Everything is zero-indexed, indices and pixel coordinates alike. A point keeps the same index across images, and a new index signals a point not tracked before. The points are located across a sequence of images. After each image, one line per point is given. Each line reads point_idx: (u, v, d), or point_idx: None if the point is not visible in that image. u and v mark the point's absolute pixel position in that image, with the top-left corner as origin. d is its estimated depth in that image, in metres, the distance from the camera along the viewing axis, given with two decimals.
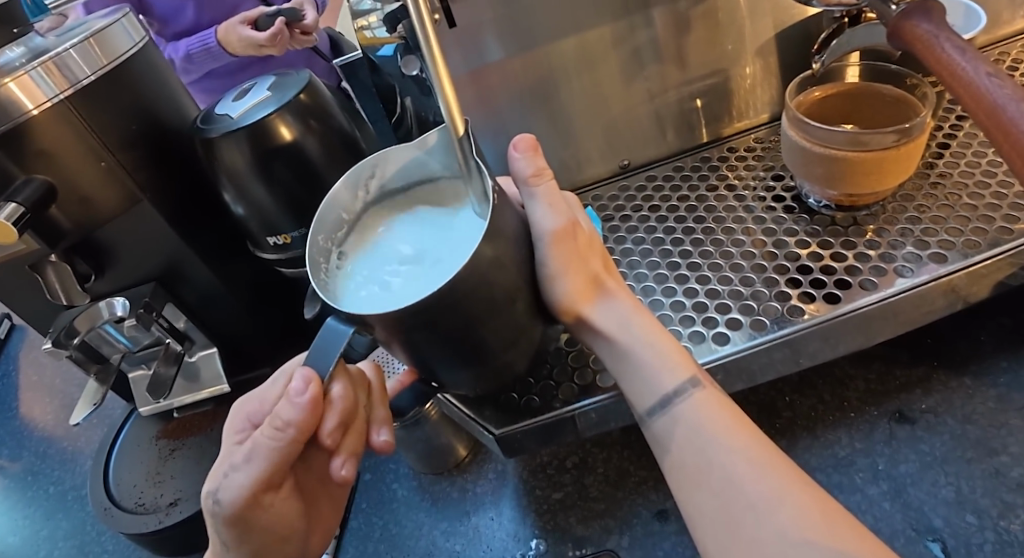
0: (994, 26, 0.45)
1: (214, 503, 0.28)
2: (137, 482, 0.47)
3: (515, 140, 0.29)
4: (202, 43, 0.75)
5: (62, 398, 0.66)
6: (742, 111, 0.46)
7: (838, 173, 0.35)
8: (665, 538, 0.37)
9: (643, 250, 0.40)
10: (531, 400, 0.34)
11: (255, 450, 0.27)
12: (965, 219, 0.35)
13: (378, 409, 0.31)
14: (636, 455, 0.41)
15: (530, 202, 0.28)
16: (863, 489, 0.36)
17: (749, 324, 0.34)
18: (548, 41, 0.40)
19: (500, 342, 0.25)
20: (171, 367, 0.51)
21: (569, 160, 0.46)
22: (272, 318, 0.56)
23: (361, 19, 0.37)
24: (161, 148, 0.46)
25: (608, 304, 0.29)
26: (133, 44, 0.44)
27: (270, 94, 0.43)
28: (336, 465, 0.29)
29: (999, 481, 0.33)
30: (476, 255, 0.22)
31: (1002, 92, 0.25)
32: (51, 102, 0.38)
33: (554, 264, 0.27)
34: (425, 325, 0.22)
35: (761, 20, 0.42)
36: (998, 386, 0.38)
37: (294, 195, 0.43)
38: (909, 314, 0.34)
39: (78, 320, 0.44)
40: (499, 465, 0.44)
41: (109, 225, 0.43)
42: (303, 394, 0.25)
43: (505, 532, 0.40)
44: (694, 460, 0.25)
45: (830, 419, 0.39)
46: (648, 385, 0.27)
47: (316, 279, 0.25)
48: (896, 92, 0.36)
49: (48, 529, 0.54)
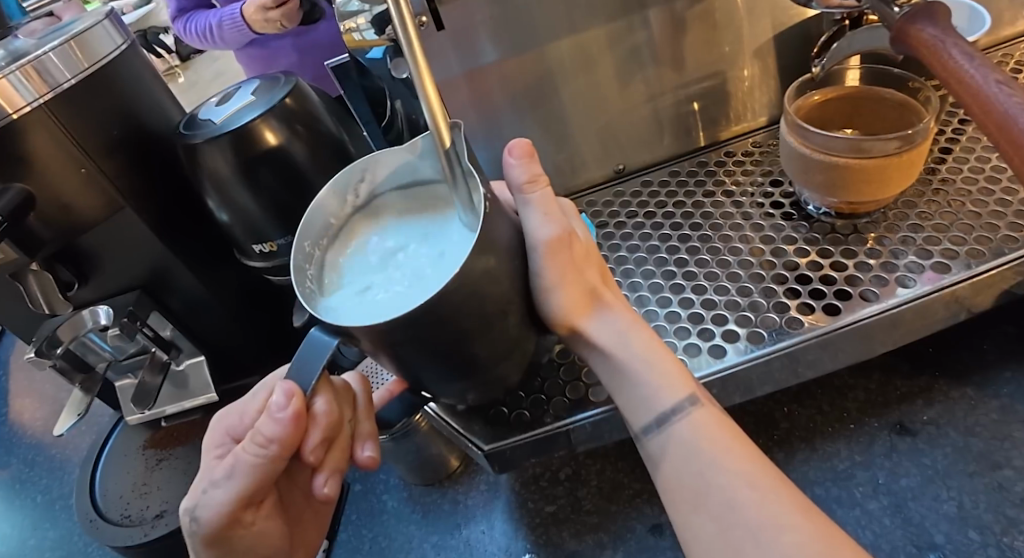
0: (997, 26, 0.44)
1: (192, 521, 0.27)
2: (124, 493, 0.46)
3: (509, 146, 0.28)
4: (230, 18, 0.70)
5: (52, 404, 0.65)
6: (740, 113, 0.45)
7: (839, 181, 0.34)
8: (660, 553, 0.36)
9: (638, 258, 0.39)
10: (521, 415, 0.33)
11: (235, 466, 0.26)
12: (969, 227, 0.34)
13: (364, 423, 0.30)
14: (630, 467, 0.41)
15: (524, 210, 0.27)
16: (863, 504, 0.35)
17: (747, 336, 0.33)
18: (540, 42, 0.39)
19: (490, 357, 0.24)
20: (157, 377, 0.50)
21: (564, 164, 0.45)
22: (259, 323, 0.55)
23: (349, 21, 0.34)
24: (146, 153, 0.45)
25: (604, 318, 0.29)
26: (116, 47, 0.43)
27: (255, 98, 0.42)
28: (319, 482, 0.28)
29: (1002, 495, 0.32)
30: (461, 272, 0.21)
31: (1012, 101, 0.24)
32: (30, 106, 0.37)
33: (549, 276, 0.26)
34: (413, 339, 0.21)
35: (759, 21, 0.41)
36: (1001, 396, 0.37)
37: (281, 201, 0.42)
38: (912, 325, 0.33)
39: (62, 329, 0.43)
40: (491, 477, 0.43)
41: (91, 232, 0.42)
42: (284, 409, 0.23)
43: (497, 546, 0.39)
44: (691, 482, 0.24)
45: (829, 431, 0.38)
46: (645, 402, 0.27)
47: (302, 287, 0.24)
48: (898, 96, 0.35)
49: (35, 539, 0.53)
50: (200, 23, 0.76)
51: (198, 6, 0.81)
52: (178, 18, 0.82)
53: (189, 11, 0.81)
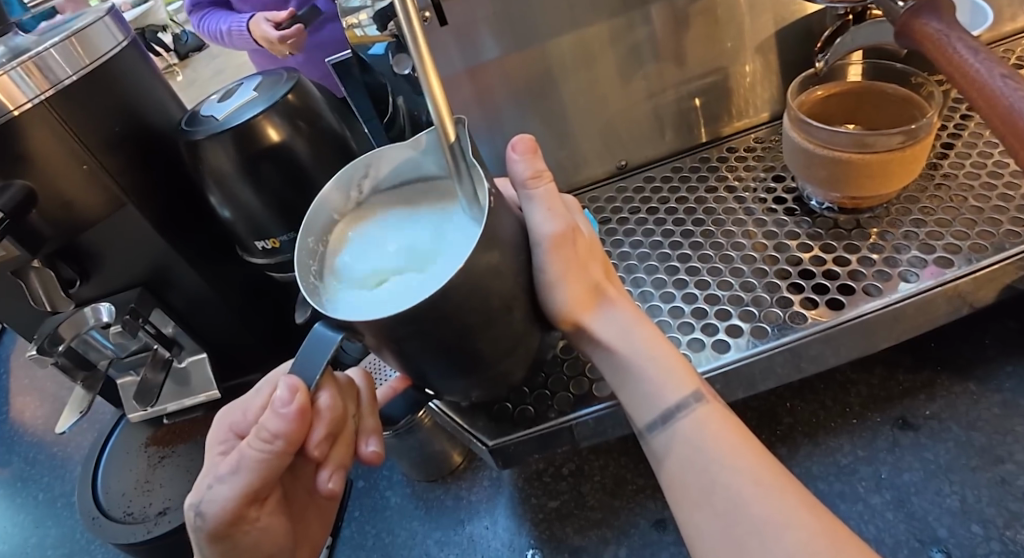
0: (998, 22, 0.44)
1: (196, 517, 0.27)
2: (125, 491, 0.46)
3: (512, 142, 0.28)
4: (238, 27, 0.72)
5: (53, 402, 0.65)
6: (742, 109, 0.45)
7: (842, 176, 0.34)
8: (663, 548, 0.36)
9: (641, 253, 0.39)
10: (525, 411, 0.33)
11: (240, 462, 0.26)
12: (971, 222, 0.34)
13: (367, 418, 0.30)
14: (633, 462, 0.41)
15: (527, 205, 0.27)
16: (865, 498, 0.35)
17: (750, 331, 0.33)
18: (542, 38, 0.39)
19: (494, 353, 0.24)
20: (158, 374, 0.50)
21: (566, 161, 0.45)
22: (261, 320, 0.55)
23: (351, 16, 0.34)
24: (147, 150, 0.45)
25: (608, 313, 0.28)
26: (116, 44, 0.43)
27: (257, 95, 0.42)
28: (323, 478, 0.28)
29: (1005, 489, 0.33)
30: (467, 265, 0.21)
31: (1017, 94, 0.24)
32: (31, 103, 0.37)
33: (553, 271, 0.26)
34: (417, 334, 0.21)
35: (761, 16, 0.41)
36: (1003, 391, 0.37)
37: (284, 198, 0.42)
38: (914, 320, 0.33)
39: (62, 328, 0.43)
40: (494, 473, 0.43)
41: (93, 229, 0.42)
42: (288, 404, 0.23)
43: (501, 542, 0.39)
44: (695, 479, 0.24)
45: (832, 426, 0.39)
46: (649, 399, 0.27)
47: (305, 282, 0.23)
48: (902, 92, 0.35)
49: (36, 538, 0.53)
50: (212, 24, 0.77)
51: (213, 3, 0.81)
52: (194, 14, 0.82)
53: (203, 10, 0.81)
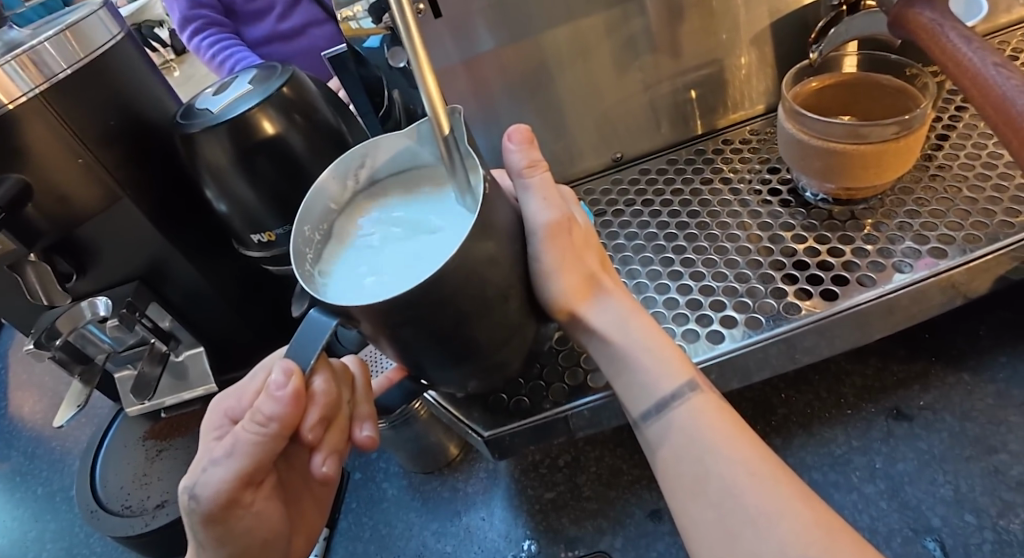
0: (993, 14, 0.43)
1: (191, 499, 0.27)
2: (125, 484, 0.46)
3: (509, 132, 0.28)
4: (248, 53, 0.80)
5: (51, 397, 0.65)
6: (737, 102, 0.45)
7: (837, 167, 0.34)
8: (659, 538, 0.36)
9: (636, 245, 0.39)
10: (519, 402, 0.34)
11: (234, 446, 0.26)
12: (965, 213, 0.35)
13: (362, 406, 0.30)
14: (629, 453, 0.41)
15: (524, 195, 0.27)
16: (860, 488, 0.35)
17: (745, 322, 0.33)
18: (537, 31, 0.39)
19: (490, 342, 0.24)
20: (156, 367, 0.51)
21: (561, 153, 0.45)
22: (260, 313, 0.55)
23: (346, 9, 0.35)
24: (144, 143, 0.45)
25: (604, 303, 0.29)
26: (111, 38, 0.42)
27: (251, 88, 0.42)
28: (318, 462, 0.29)
29: (998, 479, 0.33)
30: (459, 255, 0.21)
31: (1010, 83, 0.24)
32: (25, 96, 0.37)
33: (548, 259, 0.26)
34: (412, 321, 0.21)
35: (757, 8, 0.41)
36: (997, 382, 0.37)
37: (279, 191, 0.42)
38: (908, 310, 0.33)
39: (60, 321, 0.43)
40: (490, 464, 0.43)
41: (89, 224, 0.42)
42: (284, 387, 0.24)
43: (497, 533, 0.39)
44: (691, 469, 0.24)
45: (826, 417, 0.39)
46: (645, 389, 0.27)
47: (301, 269, 0.24)
48: (896, 83, 0.35)
49: (37, 531, 0.53)
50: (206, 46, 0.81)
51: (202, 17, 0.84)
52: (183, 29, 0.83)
53: (211, 33, 0.82)
